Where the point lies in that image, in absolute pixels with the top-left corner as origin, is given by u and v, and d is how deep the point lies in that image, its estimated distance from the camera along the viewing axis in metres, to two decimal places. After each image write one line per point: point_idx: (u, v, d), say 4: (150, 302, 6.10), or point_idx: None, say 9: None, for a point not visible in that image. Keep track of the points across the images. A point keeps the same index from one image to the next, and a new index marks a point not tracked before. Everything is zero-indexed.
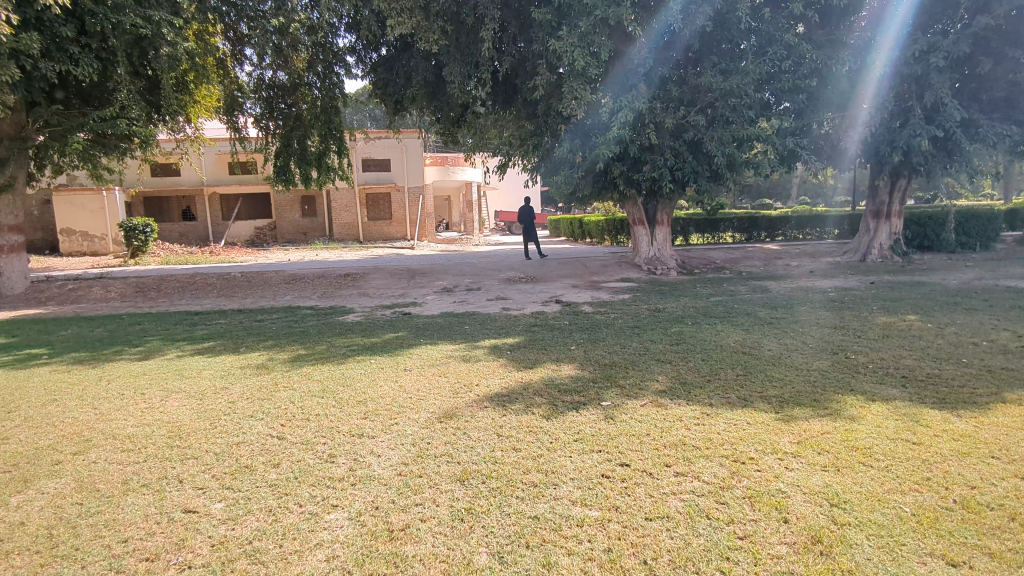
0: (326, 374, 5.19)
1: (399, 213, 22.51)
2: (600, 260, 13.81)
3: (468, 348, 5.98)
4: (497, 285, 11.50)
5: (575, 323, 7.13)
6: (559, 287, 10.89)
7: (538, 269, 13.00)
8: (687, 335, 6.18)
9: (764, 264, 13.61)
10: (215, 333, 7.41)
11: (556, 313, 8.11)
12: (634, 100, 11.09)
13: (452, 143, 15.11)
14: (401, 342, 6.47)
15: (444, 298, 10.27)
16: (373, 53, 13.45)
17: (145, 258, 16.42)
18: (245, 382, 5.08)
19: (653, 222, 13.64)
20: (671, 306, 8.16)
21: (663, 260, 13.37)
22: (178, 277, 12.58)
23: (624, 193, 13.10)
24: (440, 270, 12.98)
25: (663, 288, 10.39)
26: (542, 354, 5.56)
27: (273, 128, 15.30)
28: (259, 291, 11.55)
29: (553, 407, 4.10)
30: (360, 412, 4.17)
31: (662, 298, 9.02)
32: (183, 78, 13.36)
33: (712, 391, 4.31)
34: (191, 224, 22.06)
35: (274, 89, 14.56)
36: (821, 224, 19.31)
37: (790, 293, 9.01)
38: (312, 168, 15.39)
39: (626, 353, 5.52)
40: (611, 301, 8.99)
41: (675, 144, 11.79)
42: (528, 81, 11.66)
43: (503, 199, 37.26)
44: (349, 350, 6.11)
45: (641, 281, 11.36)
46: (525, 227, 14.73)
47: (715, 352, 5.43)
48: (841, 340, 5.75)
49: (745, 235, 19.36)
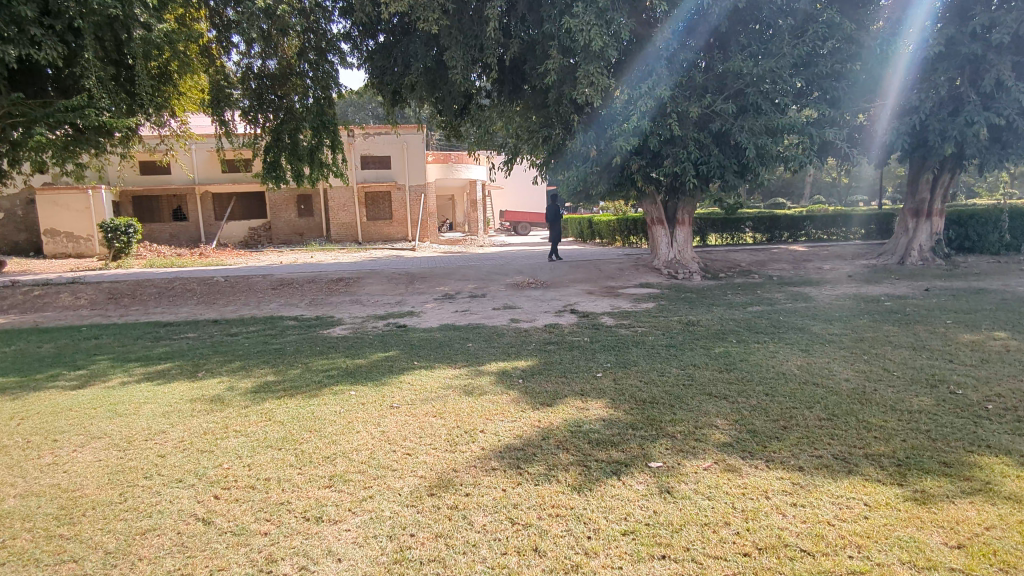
0: (292, 412, 4.12)
1: (399, 213, 21.44)
2: (615, 263, 12.72)
3: (471, 375, 4.92)
4: (504, 291, 10.44)
5: (597, 340, 6.06)
6: (573, 294, 9.83)
7: (548, 273, 11.92)
8: (736, 358, 5.10)
9: (794, 268, 12.49)
10: (177, 351, 6.35)
11: (573, 326, 7.03)
12: (656, 87, 10.06)
13: (455, 138, 14.07)
14: (391, 365, 5.41)
15: (445, 306, 9.21)
16: (370, 40, 12.51)
17: (127, 260, 15.38)
18: (189, 423, 4.01)
19: (673, 222, 12.55)
20: (706, 318, 7.06)
21: (684, 263, 12.25)
22: (156, 281, 11.55)
23: (643, 190, 11.97)
24: (441, 274, 11.92)
25: (689, 295, 9.30)
26: (563, 384, 4.51)
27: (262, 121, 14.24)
28: (243, 299, 10.51)
29: (585, 471, 3.02)
30: (324, 475, 3.10)
31: (693, 307, 7.95)
32: (164, 67, 12.37)
33: (795, 445, 3.23)
34: (182, 224, 21.07)
35: (263, 79, 13.53)
36: (847, 223, 18.22)
37: (836, 302, 7.96)
38: (304, 164, 14.28)
39: (668, 384, 4.43)
40: (635, 311, 7.89)
41: (700, 135, 10.74)
42: (538, 66, 10.62)
43: (508, 198, 36.20)
44: (328, 376, 5.05)
45: (663, 287, 10.27)
46: (550, 224, 13.89)
47: (779, 383, 4.36)
48: (931, 364, 4.68)
49: (765, 235, 18.24)
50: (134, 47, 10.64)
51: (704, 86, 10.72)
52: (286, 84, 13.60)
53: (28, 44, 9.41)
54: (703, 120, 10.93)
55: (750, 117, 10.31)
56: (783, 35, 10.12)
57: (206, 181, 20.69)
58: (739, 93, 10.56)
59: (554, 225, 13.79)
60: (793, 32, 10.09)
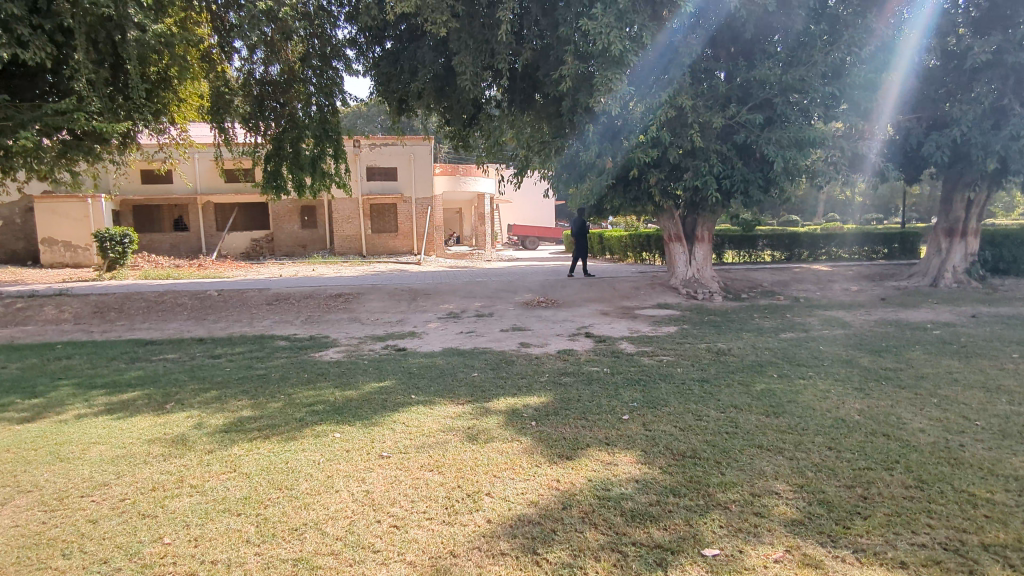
0: (261, 462, 3.45)
1: (405, 226, 20.87)
2: (630, 281, 12.05)
3: (476, 414, 4.25)
4: (512, 310, 9.80)
5: (619, 372, 5.38)
6: (586, 315, 9.17)
7: (558, 291, 11.27)
8: (782, 399, 4.41)
9: (819, 289, 11.79)
10: (150, 377, 5.72)
11: (589, 353, 6.35)
12: (677, 95, 9.54)
13: (462, 149, 13.47)
14: (386, 398, 4.75)
15: (449, 327, 8.57)
16: (376, 47, 12.05)
17: (122, 271, 14.84)
18: (141, 472, 3.38)
19: (692, 239, 11.93)
20: (739, 347, 6.37)
21: (703, 282, 11.57)
22: (146, 294, 10.96)
23: (660, 205, 11.34)
24: (446, 290, 11.29)
25: (712, 318, 8.63)
26: (582, 429, 3.83)
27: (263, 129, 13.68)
28: (235, 315, 9.91)
29: (622, 561, 2.35)
30: (289, 559, 2.44)
31: (719, 333, 7.26)
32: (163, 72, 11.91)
33: (887, 525, 2.55)
34: (183, 234, 20.59)
35: (265, 86, 13.05)
36: (871, 241, 17.78)
37: (877, 329, 7.26)
38: (305, 175, 13.57)
39: (707, 432, 3.75)
40: (658, 336, 7.19)
41: (723, 147, 10.15)
42: (552, 72, 10.07)
43: (517, 212, 35.65)
44: (312, 413, 4.39)
45: (683, 309, 9.61)
46: (576, 240, 13.42)
47: (840, 432, 3.66)
48: (1017, 411, 3.98)
49: (784, 253, 17.55)
50: (128, 49, 10.18)
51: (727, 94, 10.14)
52: (288, 90, 13.05)
53: (14, 43, 8.89)
54: (726, 132, 10.34)
55: (776, 127, 9.72)
56: (813, 41, 9.58)
57: (208, 191, 20.23)
58: (766, 102, 9.98)
59: (580, 241, 13.21)
60: (825, 40, 9.53)
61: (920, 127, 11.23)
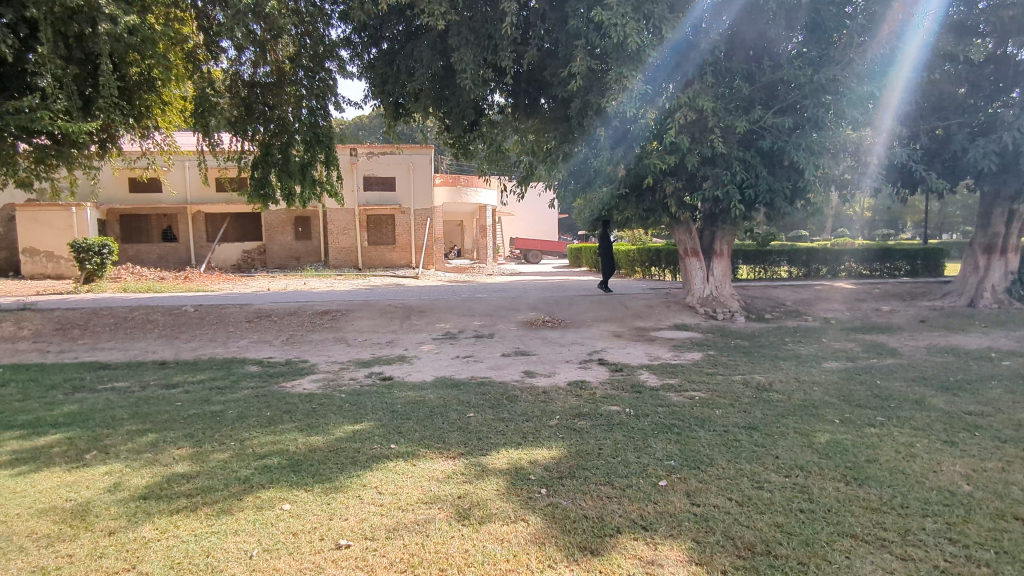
0: (174, 554, 2.54)
1: (403, 237, 20.06)
2: (642, 298, 11.15)
3: (470, 478, 3.31)
4: (515, 330, 8.89)
5: (646, 415, 4.42)
6: (596, 337, 8.27)
7: (565, 309, 10.38)
8: (859, 458, 3.45)
9: (848, 309, 10.88)
10: (84, 414, 4.79)
11: (605, 387, 5.38)
12: (698, 96, 8.76)
13: (462, 156, 12.61)
14: (358, 449, 3.81)
15: (444, 350, 7.65)
16: (373, 49, 11.25)
17: (100, 283, 13.97)
18: (10, 566, 2.48)
19: (709, 254, 11.04)
20: (782, 380, 5.41)
21: (721, 300, 10.67)
22: (117, 309, 10.08)
23: (676, 217, 10.44)
24: (443, 307, 10.40)
25: (738, 342, 7.72)
26: (607, 504, 2.92)
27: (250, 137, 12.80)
28: (210, 334, 9.02)
29: None
30: None
31: (752, 361, 6.30)
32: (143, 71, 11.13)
33: None
34: (172, 245, 19.75)
35: (255, 88, 12.25)
36: (893, 257, 16.87)
37: (933, 358, 6.36)
38: (296, 183, 12.83)
39: (775, 508, 2.84)
40: (684, 366, 6.22)
41: (746, 154, 9.31)
42: (560, 71, 9.27)
43: (520, 226, 34.84)
44: (261, 471, 3.46)
45: (703, 331, 8.70)
46: (602, 254, 12.55)
47: (956, 514, 2.74)
48: None
49: (802, 270, 16.63)
50: (100, 43, 9.39)
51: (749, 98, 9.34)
52: (279, 93, 12.22)
53: None
54: (748, 138, 9.50)
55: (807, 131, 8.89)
56: (846, 38, 8.77)
57: (199, 200, 19.42)
58: (793, 106, 9.17)
59: (608, 257, 12.34)
60: (861, 38, 8.71)
61: (956, 134, 10.38)
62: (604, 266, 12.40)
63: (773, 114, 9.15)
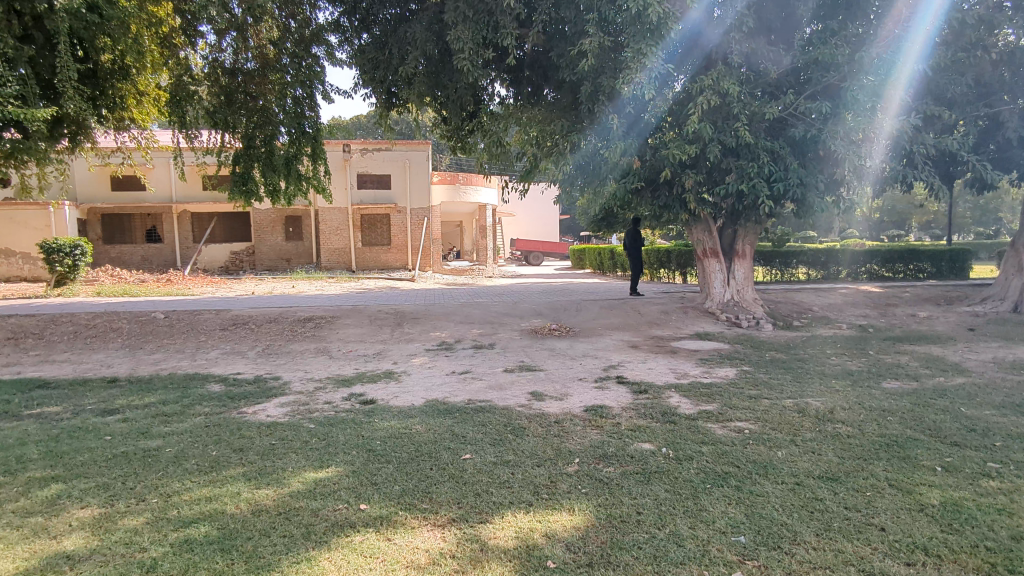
0: None
1: (399, 238, 19.13)
2: (656, 303, 10.22)
3: (463, 567, 2.37)
4: (518, 340, 7.97)
5: (690, 459, 3.48)
6: (610, 348, 7.34)
7: (572, 316, 9.44)
8: (1000, 534, 2.51)
9: (883, 316, 9.94)
10: None
11: (630, 416, 4.45)
12: (722, 79, 7.93)
13: (461, 150, 11.77)
14: (314, 513, 2.87)
15: (438, 364, 6.72)
16: (364, 34, 10.36)
17: (72, 286, 13.02)
18: None
19: (729, 255, 10.13)
20: (845, 406, 4.47)
21: (743, 306, 9.73)
22: (79, 315, 9.14)
23: (695, 214, 9.48)
24: (438, 313, 9.47)
25: (772, 354, 6.78)
26: None
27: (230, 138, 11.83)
28: (178, 344, 8.08)
29: None
30: None
31: (799, 381, 5.36)
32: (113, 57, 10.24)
33: None
34: (156, 246, 18.82)
35: (237, 75, 11.30)
36: (918, 258, 15.92)
37: (1011, 376, 5.40)
38: (281, 177, 11.77)
39: None
40: (719, 387, 5.27)
41: (774, 143, 8.42)
42: (568, 51, 8.44)
43: (521, 226, 33.89)
44: (176, 552, 2.52)
45: (730, 341, 7.76)
46: (632, 254, 11.63)
47: None
48: None
49: (821, 271, 15.71)
50: (57, 21, 8.59)
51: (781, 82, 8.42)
52: (264, 81, 11.39)
53: None
54: (775, 128, 8.59)
55: (843, 119, 8.00)
56: (888, 16, 7.91)
57: (184, 199, 18.50)
58: (828, 91, 8.26)
59: (638, 255, 11.43)
60: (910, 15, 7.84)
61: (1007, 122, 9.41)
62: (634, 267, 11.48)
63: (806, 99, 8.26)
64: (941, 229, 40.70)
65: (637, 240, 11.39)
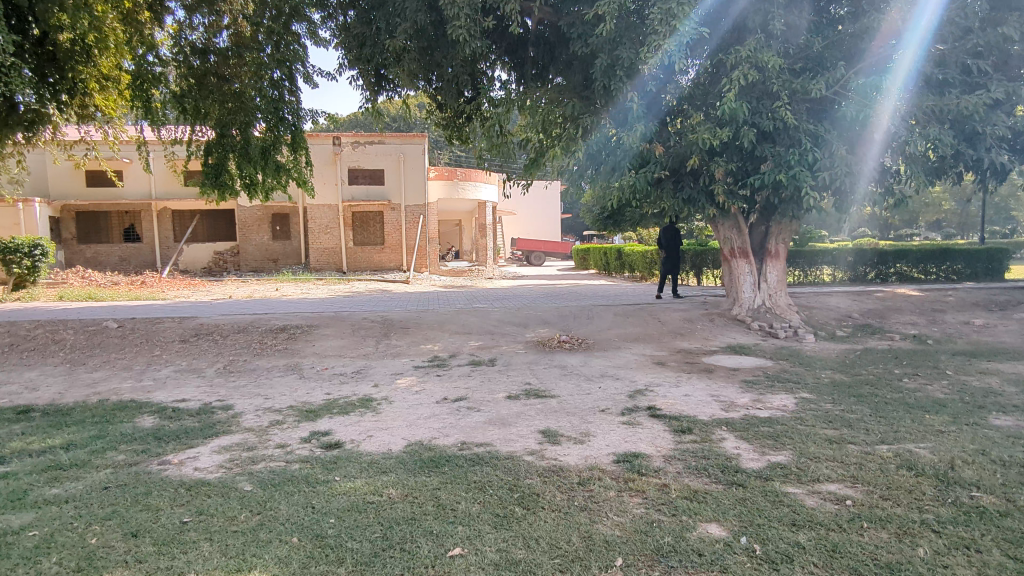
0: None
1: (393, 237, 17.97)
2: (678, 309, 9.07)
3: None
4: (524, 355, 6.83)
5: (789, 561, 2.32)
6: (634, 366, 6.19)
7: (584, 325, 8.29)
8: None
9: (934, 324, 8.80)
10: None
11: (680, 472, 3.31)
12: (761, 50, 6.85)
13: (458, 141, 10.65)
14: None
15: (428, 386, 5.59)
16: (351, 11, 9.25)
17: (30, 290, 11.85)
18: None
19: (759, 255, 9.00)
20: (969, 460, 3.31)
21: (776, 312, 8.60)
22: (20, 324, 7.99)
23: (723, 209, 8.30)
24: (431, 322, 8.34)
25: (830, 374, 5.64)
26: None
27: (204, 132, 10.96)
28: (127, 360, 6.93)
29: None
30: None
31: (883, 416, 4.22)
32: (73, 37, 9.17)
33: None
34: (134, 246, 17.68)
35: (208, 56, 10.08)
36: (952, 259, 14.77)
37: None
38: (258, 169, 10.62)
39: None
40: (784, 423, 4.13)
41: (818, 126, 7.32)
42: (581, 19, 7.36)
43: (521, 226, 32.75)
44: None
45: (772, 357, 6.60)
46: (667, 253, 10.56)
47: None
48: None
49: (847, 273, 14.58)
50: None
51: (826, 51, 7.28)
52: (239, 63, 10.04)
53: None
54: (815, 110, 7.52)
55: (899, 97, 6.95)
56: None
57: (164, 196, 17.39)
58: (882, 65, 7.21)
59: (673, 254, 10.29)
60: None
61: None
62: (667, 267, 10.44)
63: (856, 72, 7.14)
64: (953, 228, 39.50)
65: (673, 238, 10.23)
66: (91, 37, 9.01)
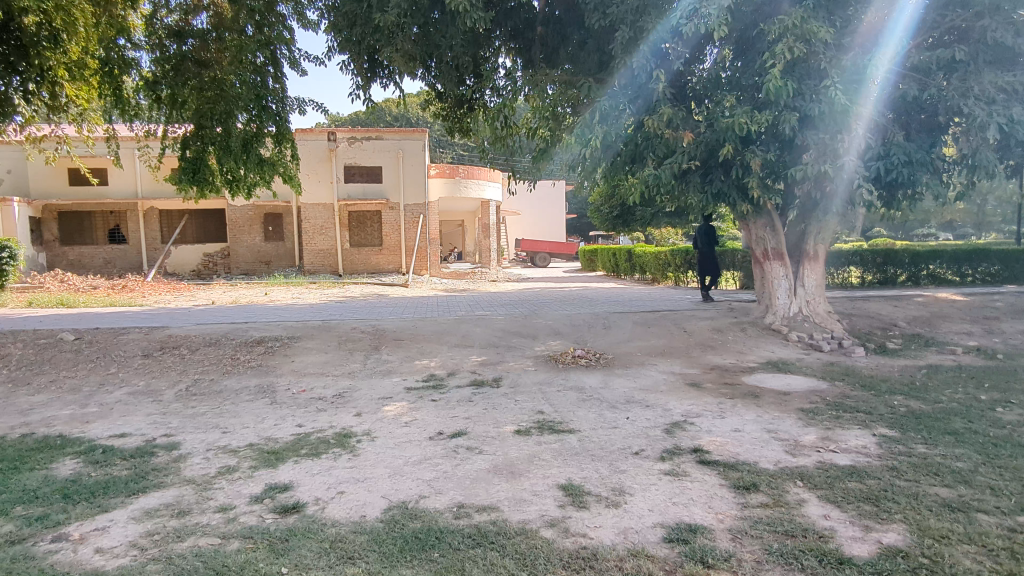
0: None
1: (392, 238, 17.05)
2: (705, 317, 8.12)
3: None
4: (534, 373, 5.89)
5: None
6: (665, 390, 5.24)
7: (601, 337, 7.35)
8: None
9: (994, 335, 7.84)
10: None
11: (764, 564, 2.37)
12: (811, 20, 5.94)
13: (459, 133, 9.71)
14: None
15: (422, 416, 4.65)
16: None
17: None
18: None
19: (796, 257, 8.05)
20: None
21: (816, 322, 7.62)
22: None
23: (759, 205, 7.35)
24: (430, 333, 7.40)
25: (906, 400, 4.68)
26: None
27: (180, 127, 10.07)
28: (76, 380, 5.99)
29: None
30: None
31: (1004, 467, 3.26)
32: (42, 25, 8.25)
33: None
34: (119, 248, 16.82)
35: (186, 39, 9.25)
36: (992, 260, 13.76)
37: None
38: (240, 164, 9.53)
39: None
40: (878, 478, 3.17)
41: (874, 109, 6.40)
42: None
43: (525, 227, 31.81)
44: None
45: (825, 377, 5.64)
46: (703, 255, 9.66)
47: None
48: None
49: (877, 276, 13.61)
50: None
51: (895, 22, 6.27)
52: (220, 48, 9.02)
53: None
54: None
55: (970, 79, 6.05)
56: None
57: (151, 195, 16.58)
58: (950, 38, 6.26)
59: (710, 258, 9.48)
60: None
61: None
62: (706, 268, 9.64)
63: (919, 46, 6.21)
64: (970, 228, 38.38)
65: (709, 237, 9.32)
66: (59, 18, 8.16)
